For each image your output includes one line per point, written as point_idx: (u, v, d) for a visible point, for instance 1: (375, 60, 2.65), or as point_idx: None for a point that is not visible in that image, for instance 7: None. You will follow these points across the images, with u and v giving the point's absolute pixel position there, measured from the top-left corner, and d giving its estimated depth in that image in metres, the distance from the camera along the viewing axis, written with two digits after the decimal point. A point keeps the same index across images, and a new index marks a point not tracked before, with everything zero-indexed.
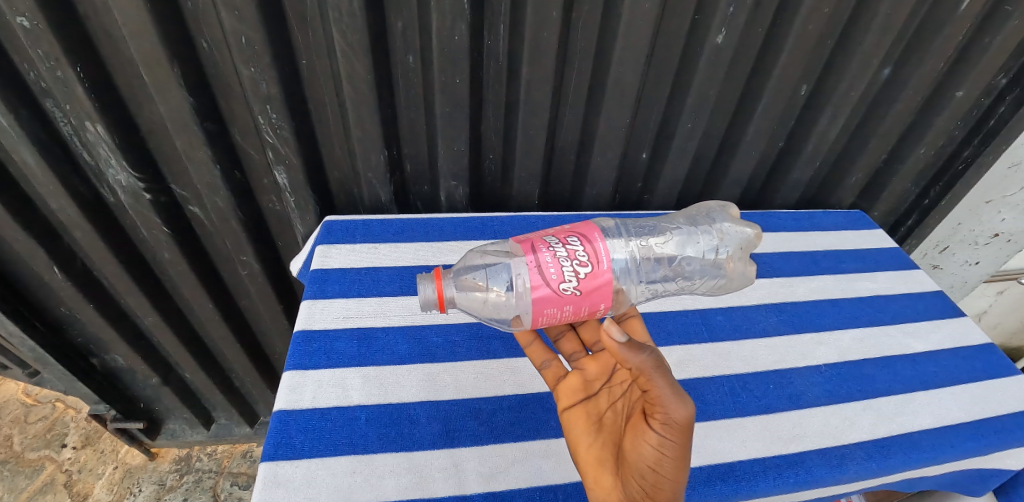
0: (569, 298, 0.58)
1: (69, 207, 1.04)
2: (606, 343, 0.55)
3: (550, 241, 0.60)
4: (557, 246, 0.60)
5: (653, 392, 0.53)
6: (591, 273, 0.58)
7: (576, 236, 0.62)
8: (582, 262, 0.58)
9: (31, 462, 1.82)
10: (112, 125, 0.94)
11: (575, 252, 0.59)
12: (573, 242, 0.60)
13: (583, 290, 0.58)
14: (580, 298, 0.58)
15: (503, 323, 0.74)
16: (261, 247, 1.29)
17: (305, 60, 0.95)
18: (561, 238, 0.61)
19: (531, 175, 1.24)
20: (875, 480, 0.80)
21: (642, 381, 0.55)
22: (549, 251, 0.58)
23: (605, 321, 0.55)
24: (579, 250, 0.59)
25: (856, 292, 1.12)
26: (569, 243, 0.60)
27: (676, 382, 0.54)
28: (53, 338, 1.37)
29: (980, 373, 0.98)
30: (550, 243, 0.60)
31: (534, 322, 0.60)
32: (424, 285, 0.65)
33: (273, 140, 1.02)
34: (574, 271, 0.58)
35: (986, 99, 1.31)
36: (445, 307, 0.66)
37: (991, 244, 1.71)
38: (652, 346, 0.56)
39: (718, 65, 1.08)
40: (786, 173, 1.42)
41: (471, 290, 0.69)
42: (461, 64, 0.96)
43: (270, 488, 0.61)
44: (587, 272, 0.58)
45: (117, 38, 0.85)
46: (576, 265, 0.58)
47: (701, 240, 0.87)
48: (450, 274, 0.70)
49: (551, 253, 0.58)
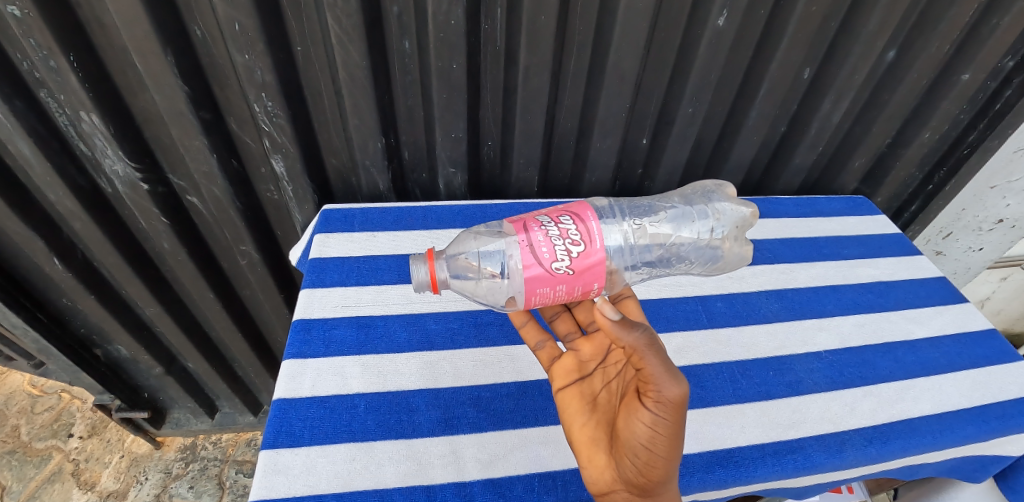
0: (562, 278, 0.58)
1: (66, 198, 1.04)
2: (599, 322, 0.56)
3: (543, 221, 0.60)
4: (549, 225, 0.59)
5: (646, 370, 0.53)
6: (584, 252, 0.58)
7: (568, 215, 0.61)
8: (575, 241, 0.58)
9: (38, 452, 1.85)
10: (107, 115, 0.93)
11: (568, 231, 0.59)
12: (565, 222, 0.60)
13: (576, 270, 0.58)
14: (572, 277, 0.58)
15: (499, 306, 0.74)
16: (260, 237, 1.29)
17: (299, 47, 0.94)
18: (554, 217, 0.61)
19: (530, 162, 1.23)
20: (874, 466, 0.80)
21: (635, 360, 0.55)
22: (541, 230, 0.58)
23: (597, 301, 0.57)
24: (572, 229, 0.59)
25: (856, 278, 1.12)
26: (562, 222, 0.60)
27: (669, 360, 0.53)
28: (56, 329, 1.38)
29: (982, 358, 0.97)
30: (543, 222, 0.60)
31: (527, 302, 0.60)
32: (417, 267, 0.65)
33: (269, 128, 1.01)
34: (567, 250, 0.57)
35: (993, 83, 1.29)
36: (439, 288, 0.66)
37: (995, 230, 1.70)
38: (644, 324, 0.56)
39: (719, 48, 1.06)
40: (787, 159, 1.41)
41: (464, 272, 0.69)
42: (459, 49, 0.95)
43: (270, 476, 0.62)
44: (581, 251, 0.58)
45: (110, 27, 0.83)
46: (568, 244, 0.58)
47: (695, 220, 0.86)
48: (443, 256, 0.70)
49: (544, 233, 0.58)
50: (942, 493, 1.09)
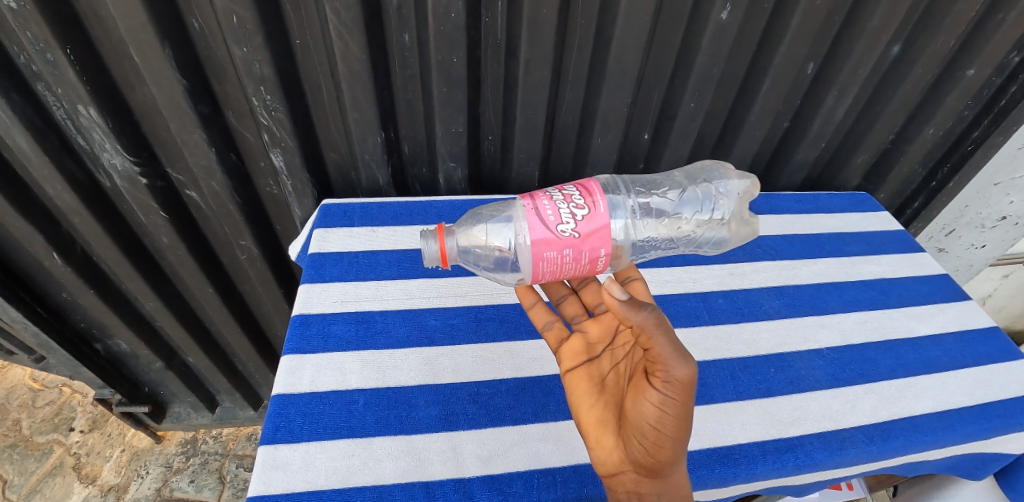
0: (568, 241, 0.57)
1: (65, 192, 1.03)
2: (607, 303, 0.55)
3: (548, 190, 0.62)
4: (554, 193, 0.61)
5: (654, 349, 0.52)
6: (588, 215, 0.58)
7: (573, 186, 0.63)
8: (579, 205, 0.58)
9: (39, 445, 1.86)
10: (104, 108, 0.92)
11: (572, 197, 0.60)
12: (570, 190, 0.61)
13: (581, 232, 0.57)
14: (579, 240, 0.57)
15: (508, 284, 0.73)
16: (260, 232, 1.29)
17: (298, 40, 0.93)
18: (559, 188, 0.63)
19: (530, 156, 1.22)
20: (875, 463, 0.80)
21: (643, 339, 0.54)
22: (546, 197, 0.59)
23: (605, 281, 0.55)
24: (577, 195, 0.60)
25: (859, 275, 1.11)
26: (566, 190, 0.62)
27: (678, 340, 0.53)
28: (56, 324, 1.38)
29: (984, 356, 0.97)
30: (548, 191, 0.62)
31: (536, 271, 0.59)
32: (426, 241, 0.66)
33: (268, 122, 1.01)
34: (571, 213, 0.58)
35: (998, 78, 1.27)
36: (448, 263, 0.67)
37: (998, 227, 1.69)
38: (653, 305, 0.55)
39: (722, 42, 1.04)
40: (790, 154, 1.39)
41: (473, 246, 0.69)
42: (459, 42, 0.94)
43: (269, 472, 0.61)
44: (585, 214, 0.58)
45: (107, 19, 0.82)
46: (573, 208, 0.58)
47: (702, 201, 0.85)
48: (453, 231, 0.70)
49: (549, 198, 0.59)
50: (942, 491, 1.09)
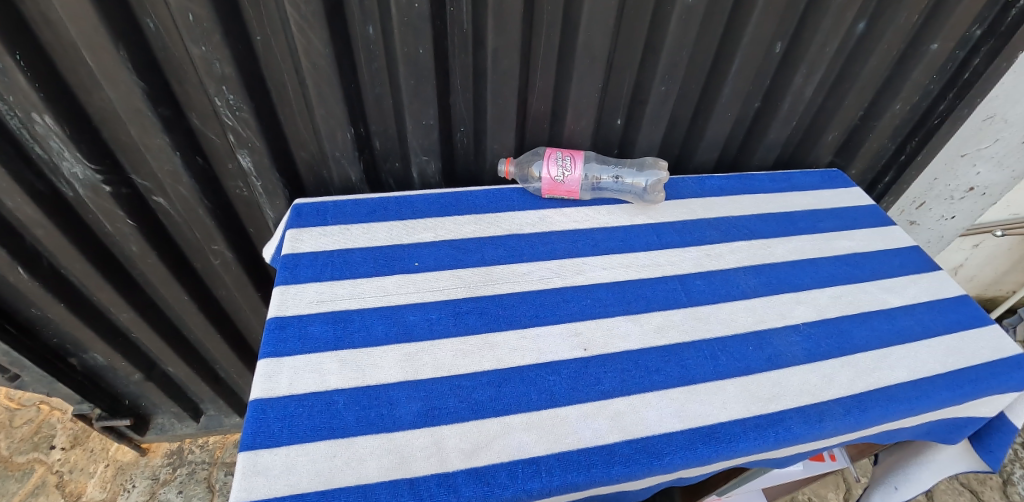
0: (562, 159, 1.09)
1: (26, 205, 0.99)
2: None
3: (562, 161, 1.08)
4: (563, 161, 1.08)
5: None
6: (571, 162, 1.08)
7: (572, 165, 1.08)
8: (568, 162, 1.08)
9: (20, 465, 1.81)
10: (61, 115, 0.89)
11: (567, 164, 1.08)
12: (569, 164, 1.08)
13: (568, 160, 1.08)
14: (572, 164, 1.08)
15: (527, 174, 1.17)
16: (233, 236, 1.26)
17: (259, 37, 0.90)
18: (568, 163, 1.08)
19: (503, 147, 1.21)
20: (854, 434, 0.82)
21: None
22: (559, 160, 1.08)
23: None
24: (569, 165, 1.08)
25: (833, 251, 1.13)
26: (567, 163, 1.08)
27: None
28: (27, 341, 1.34)
29: (955, 324, 1.00)
30: (562, 160, 1.08)
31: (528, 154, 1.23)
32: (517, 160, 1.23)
33: (233, 123, 0.99)
34: (564, 162, 1.08)
35: (961, 52, 1.31)
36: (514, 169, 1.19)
37: (966, 198, 1.75)
38: None
39: (690, 24, 1.04)
40: (762, 135, 1.41)
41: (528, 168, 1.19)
42: (425, 32, 0.92)
43: (251, 478, 0.60)
44: (569, 162, 1.08)
45: (56, 22, 0.79)
46: (566, 160, 1.08)
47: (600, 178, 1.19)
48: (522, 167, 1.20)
49: (560, 159, 1.08)
50: (898, 468, 1.12)
